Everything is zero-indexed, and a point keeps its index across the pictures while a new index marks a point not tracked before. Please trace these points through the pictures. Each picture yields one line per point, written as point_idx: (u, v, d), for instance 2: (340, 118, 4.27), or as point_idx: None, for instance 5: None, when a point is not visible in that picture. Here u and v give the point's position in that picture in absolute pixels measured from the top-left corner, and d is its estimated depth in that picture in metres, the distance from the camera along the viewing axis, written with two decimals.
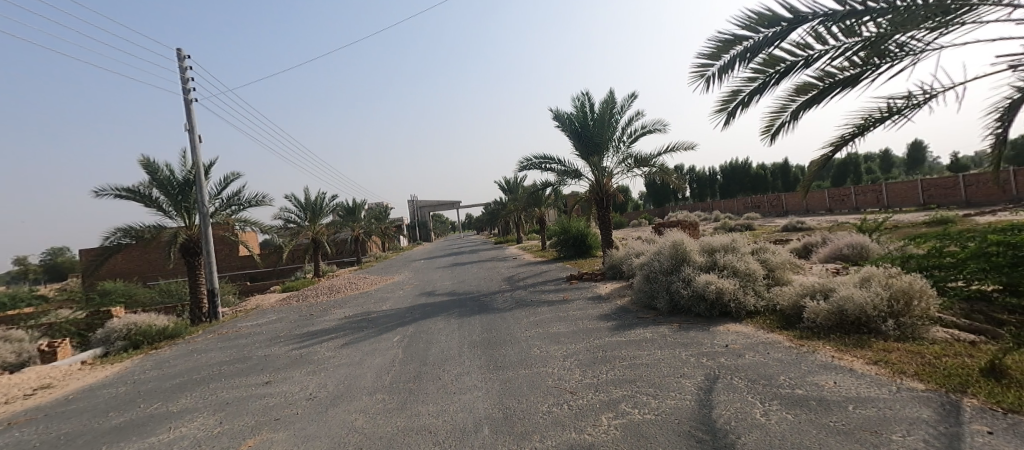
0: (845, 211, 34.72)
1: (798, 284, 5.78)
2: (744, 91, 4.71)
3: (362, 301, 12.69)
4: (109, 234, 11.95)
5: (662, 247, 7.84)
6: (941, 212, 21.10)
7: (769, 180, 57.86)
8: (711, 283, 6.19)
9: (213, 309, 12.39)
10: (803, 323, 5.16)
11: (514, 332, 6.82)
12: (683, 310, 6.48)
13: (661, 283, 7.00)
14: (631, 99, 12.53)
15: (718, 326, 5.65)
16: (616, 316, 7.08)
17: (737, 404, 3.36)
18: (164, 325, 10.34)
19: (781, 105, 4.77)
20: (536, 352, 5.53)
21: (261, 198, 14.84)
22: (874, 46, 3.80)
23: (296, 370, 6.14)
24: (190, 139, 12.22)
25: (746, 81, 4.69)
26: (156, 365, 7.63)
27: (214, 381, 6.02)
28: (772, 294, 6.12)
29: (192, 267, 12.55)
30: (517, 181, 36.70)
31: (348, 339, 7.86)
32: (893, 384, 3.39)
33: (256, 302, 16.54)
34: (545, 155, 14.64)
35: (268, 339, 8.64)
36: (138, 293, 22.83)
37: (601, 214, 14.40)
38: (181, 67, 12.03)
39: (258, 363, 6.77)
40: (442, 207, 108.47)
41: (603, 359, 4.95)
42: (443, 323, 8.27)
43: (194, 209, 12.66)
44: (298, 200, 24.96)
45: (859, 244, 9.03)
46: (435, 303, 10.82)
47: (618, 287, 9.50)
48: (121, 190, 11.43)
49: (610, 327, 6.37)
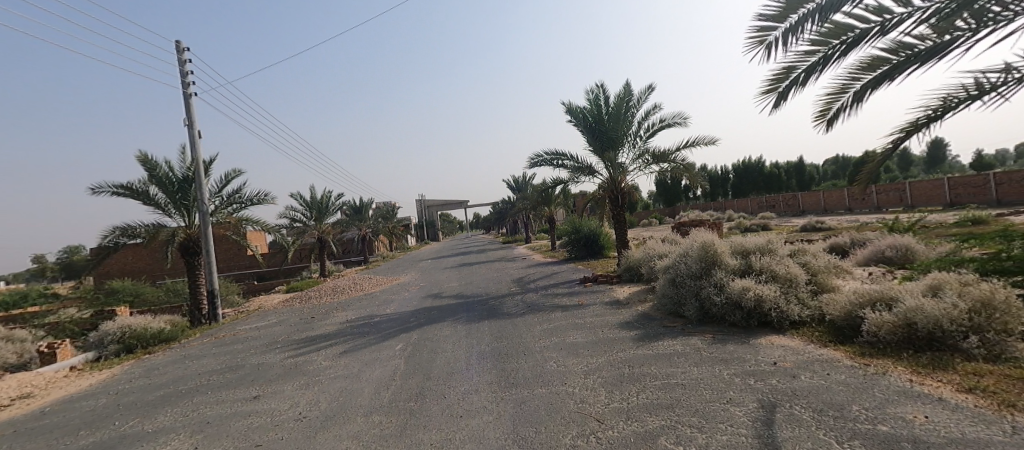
0: (866, 211, 33.60)
1: (851, 291, 5.08)
2: (800, 67, 4.03)
3: (367, 303, 12.14)
4: (107, 233, 11.55)
5: (687, 248, 7.16)
6: (973, 211, 20.01)
7: (783, 179, 56.57)
8: (749, 289, 5.53)
9: (213, 310, 11.99)
10: (861, 338, 4.49)
11: (527, 341, 6.22)
12: (716, 319, 5.83)
13: (689, 289, 6.33)
14: (649, 91, 11.82)
15: (759, 338, 4.99)
16: (639, 324, 6.41)
17: (809, 444, 2.72)
18: (160, 328, 9.90)
19: (841, 84, 4.07)
20: (554, 367, 4.93)
21: (263, 195, 14.38)
22: (971, 5, 3.13)
23: (288, 382, 5.59)
24: (190, 134, 11.77)
25: (804, 55, 4.00)
26: (145, 372, 7.17)
27: (201, 393, 5.50)
28: (817, 301, 5.45)
29: (191, 268, 12.16)
30: (526, 180, 36.10)
31: (347, 346, 7.30)
32: (1006, 422, 2.73)
33: (259, 303, 16.13)
34: (557, 151, 13.94)
35: (265, 345, 8.14)
36: (146, 292, 22.69)
37: (615, 213, 13.72)
38: (180, 59, 11.56)
39: (250, 374, 6.24)
40: (449, 207, 108.21)
41: (632, 378, 4.32)
42: (450, 329, 7.67)
43: (193, 207, 12.24)
44: (303, 199, 24.52)
45: (902, 245, 8.27)
46: (441, 306, 10.22)
47: (637, 291, 8.83)
48: (119, 187, 11.02)
49: (634, 337, 5.73)
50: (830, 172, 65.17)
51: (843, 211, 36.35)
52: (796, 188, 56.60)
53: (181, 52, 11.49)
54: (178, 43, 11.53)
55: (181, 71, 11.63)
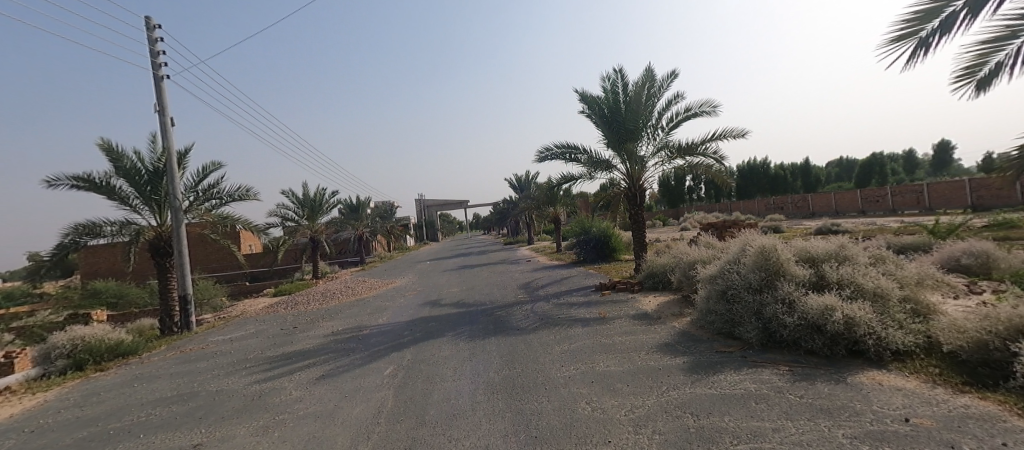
0: (881, 213, 32.71)
1: (977, 315, 3.88)
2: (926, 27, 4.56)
3: (358, 310, 10.93)
4: (66, 232, 10.28)
5: (739, 254, 5.99)
6: (1006, 215, 18.76)
7: (790, 180, 55.63)
8: (832, 308, 4.36)
9: (186, 318, 10.77)
10: (1014, 381, 3.27)
11: (547, 368, 5.00)
12: (786, 345, 4.65)
13: (747, 305, 5.16)
14: (674, 76, 10.60)
15: (858, 376, 3.80)
16: (683, 348, 5.19)
17: None
18: (118, 339, 8.67)
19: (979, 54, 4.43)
20: (588, 413, 3.71)
21: (246, 190, 13.12)
22: None
23: (245, 422, 4.38)
24: (161, 121, 10.56)
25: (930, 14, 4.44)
26: (84, 398, 5.96)
27: (130, 437, 4.29)
28: (920, 324, 4.27)
29: (162, 270, 10.91)
30: (529, 179, 34.87)
31: (327, 368, 6.10)
32: None
33: (242, 308, 14.88)
34: (569, 144, 12.70)
35: (233, 364, 6.95)
36: (129, 294, 21.39)
37: (633, 212, 12.49)
38: (150, 36, 10.34)
39: (203, 407, 5.02)
40: (449, 208, 106.85)
41: (703, 436, 3.11)
42: (450, 348, 6.42)
43: (166, 203, 11.03)
44: (295, 196, 23.24)
45: (982, 251, 7.13)
46: (441, 316, 8.99)
47: (666, 302, 7.64)
48: (77, 179, 9.78)
49: (684, 368, 4.53)
50: (836, 174, 64.13)
51: (857, 213, 35.22)
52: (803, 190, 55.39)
53: (151, 29, 10.29)
54: (148, 18, 10.29)
55: (150, 51, 10.41)
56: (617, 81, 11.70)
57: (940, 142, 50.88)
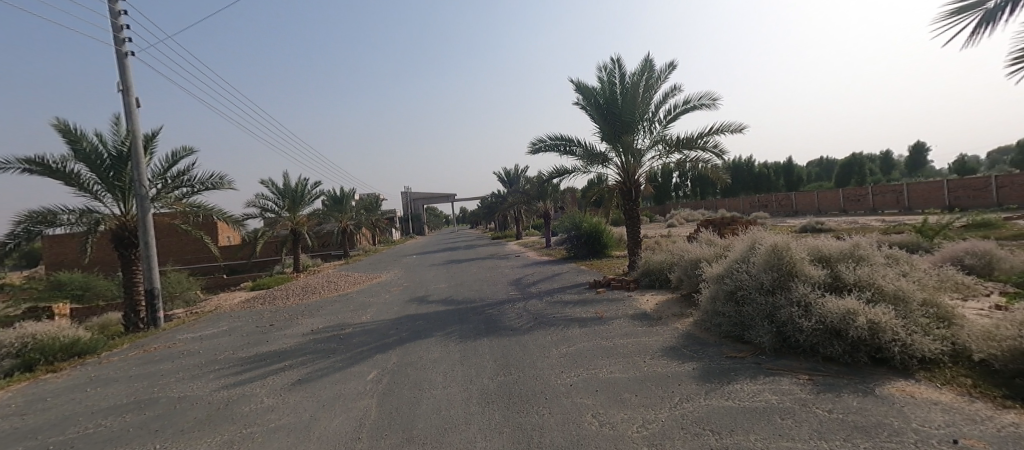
0: (862, 212, 33.29)
1: (1009, 320, 3.62)
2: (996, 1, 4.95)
3: (340, 306, 10.38)
4: (18, 221, 9.46)
5: (747, 253, 5.70)
6: (984, 215, 19.10)
7: (773, 179, 56.39)
8: (854, 312, 4.06)
9: (152, 314, 10.08)
10: None
11: (546, 374, 4.61)
12: (801, 350, 4.36)
13: (759, 307, 4.86)
14: (673, 67, 10.23)
15: (887, 387, 3.50)
16: (691, 353, 4.85)
17: None
18: (75, 337, 8.00)
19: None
20: (596, 429, 3.33)
21: (221, 179, 12.38)
22: None
23: (207, 436, 3.88)
24: (125, 101, 9.78)
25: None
26: (27, 404, 5.35)
27: None
28: (945, 329, 4.01)
29: (127, 263, 10.17)
30: (518, 173, 34.40)
31: (305, 371, 5.60)
32: None
33: (216, 303, 14.11)
34: (564, 136, 12.29)
35: (200, 366, 6.38)
36: (96, 286, 20.29)
37: (626, 207, 12.18)
38: (112, 9, 9.53)
39: (162, 416, 4.49)
40: (435, 201, 105.67)
41: None
42: (439, 350, 5.97)
43: (131, 190, 10.25)
44: (275, 186, 22.29)
45: (984, 250, 7.00)
46: (428, 314, 8.53)
47: (666, 302, 7.32)
48: (30, 162, 8.98)
49: (695, 375, 4.18)
50: (817, 173, 65.39)
51: (839, 212, 35.80)
52: (785, 188, 56.21)
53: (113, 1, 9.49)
54: None
55: (112, 25, 9.60)
56: (615, 71, 11.28)
57: (916, 144, 52.15)
